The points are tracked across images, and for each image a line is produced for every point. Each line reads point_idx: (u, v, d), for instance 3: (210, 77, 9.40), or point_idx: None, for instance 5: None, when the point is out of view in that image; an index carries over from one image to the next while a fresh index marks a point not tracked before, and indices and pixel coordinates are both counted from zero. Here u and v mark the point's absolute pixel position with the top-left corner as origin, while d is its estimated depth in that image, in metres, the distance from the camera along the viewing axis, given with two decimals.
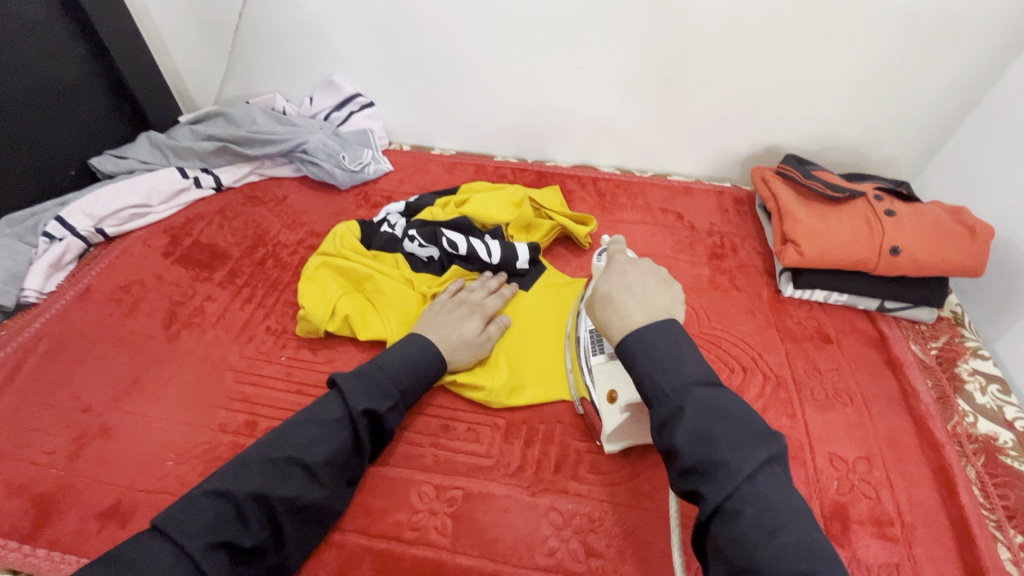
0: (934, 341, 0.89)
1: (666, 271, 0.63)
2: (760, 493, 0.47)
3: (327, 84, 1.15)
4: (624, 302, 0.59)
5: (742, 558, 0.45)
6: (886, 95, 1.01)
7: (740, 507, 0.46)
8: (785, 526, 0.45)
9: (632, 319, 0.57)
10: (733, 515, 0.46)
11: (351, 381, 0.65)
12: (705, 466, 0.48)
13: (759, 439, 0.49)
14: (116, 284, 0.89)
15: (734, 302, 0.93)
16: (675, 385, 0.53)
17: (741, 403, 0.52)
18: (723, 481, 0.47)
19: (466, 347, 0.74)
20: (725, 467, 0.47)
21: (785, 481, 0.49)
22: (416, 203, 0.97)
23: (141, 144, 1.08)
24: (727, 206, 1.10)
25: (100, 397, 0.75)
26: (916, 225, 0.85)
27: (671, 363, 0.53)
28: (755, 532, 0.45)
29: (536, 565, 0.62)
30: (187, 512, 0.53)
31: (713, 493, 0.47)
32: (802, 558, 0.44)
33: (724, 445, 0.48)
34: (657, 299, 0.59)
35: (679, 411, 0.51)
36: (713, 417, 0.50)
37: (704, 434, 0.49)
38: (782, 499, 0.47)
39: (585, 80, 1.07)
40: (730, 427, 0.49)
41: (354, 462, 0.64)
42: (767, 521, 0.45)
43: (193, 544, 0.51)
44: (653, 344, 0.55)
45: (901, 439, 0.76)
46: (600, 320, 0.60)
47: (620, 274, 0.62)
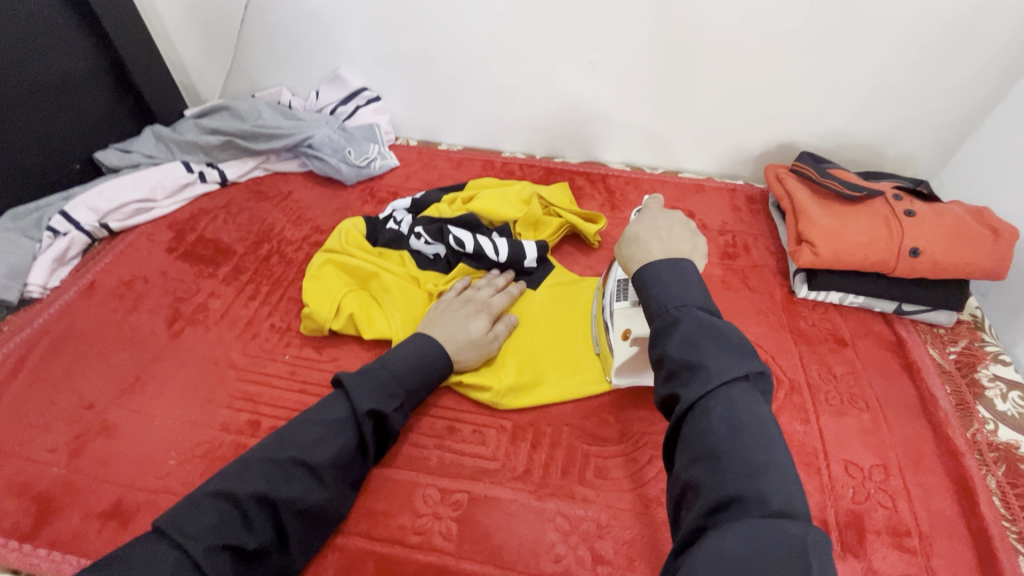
0: (953, 345, 0.86)
1: (694, 224, 0.62)
2: (734, 398, 0.44)
3: (333, 78, 1.14)
4: (648, 239, 0.58)
5: (702, 449, 0.43)
6: (905, 91, 0.98)
7: (711, 408, 0.44)
8: (751, 434, 0.43)
9: (651, 254, 0.57)
10: (703, 413, 0.44)
11: (356, 380, 0.64)
12: (686, 370, 0.47)
13: (744, 355, 0.47)
14: (120, 279, 0.89)
15: (746, 303, 0.90)
16: (676, 300, 0.51)
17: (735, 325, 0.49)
18: (701, 382, 0.45)
19: (472, 347, 0.73)
20: (704, 371, 0.46)
21: (762, 399, 0.46)
22: (423, 199, 0.96)
23: (146, 138, 1.07)
24: (739, 205, 1.08)
25: (102, 394, 0.74)
26: (937, 225, 0.82)
27: (682, 285, 0.52)
28: (723, 430, 0.43)
29: (543, 572, 0.61)
30: (190, 514, 0.52)
31: (689, 394, 0.46)
32: (761, 459, 0.42)
33: (709, 352, 0.47)
34: (682, 243, 0.58)
35: (674, 323, 0.49)
36: (704, 330, 0.48)
37: (694, 342, 0.47)
38: (756, 409, 0.44)
39: (595, 75, 1.05)
40: (720, 340, 0.47)
41: (358, 463, 0.63)
42: (735, 424, 0.43)
43: (195, 546, 0.50)
44: (668, 273, 0.53)
45: (918, 446, 0.74)
46: (621, 256, 0.60)
47: (650, 219, 0.62)
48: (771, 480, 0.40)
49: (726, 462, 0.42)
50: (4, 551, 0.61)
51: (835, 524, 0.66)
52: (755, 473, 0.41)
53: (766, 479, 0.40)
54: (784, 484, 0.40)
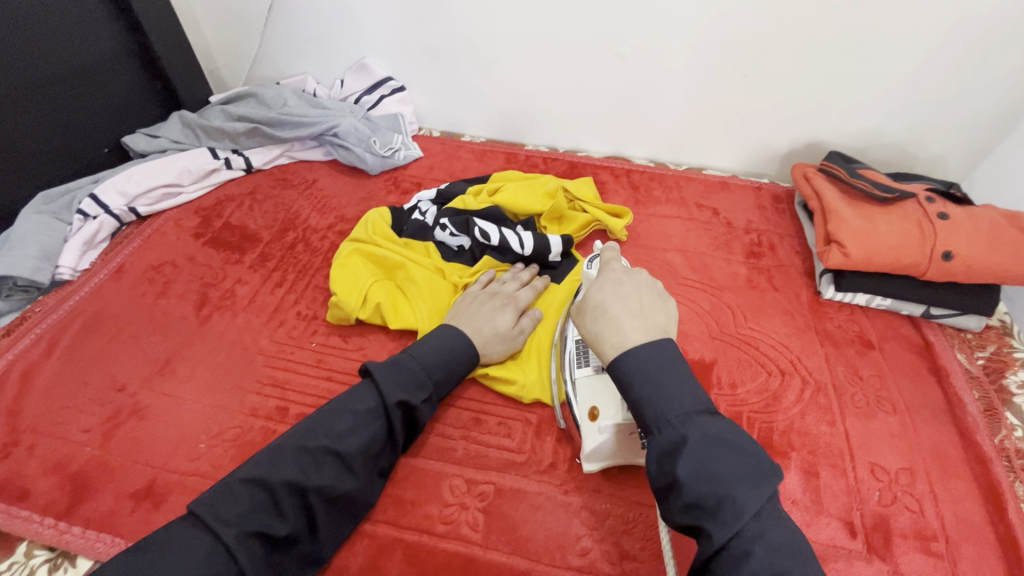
0: (981, 350, 0.85)
1: (661, 285, 0.62)
2: (767, 534, 0.45)
3: (359, 67, 1.13)
4: (619, 317, 0.57)
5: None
6: (940, 92, 0.97)
7: (749, 549, 0.45)
8: (796, 572, 0.44)
9: (627, 337, 0.55)
10: (741, 556, 0.44)
11: (385, 371, 0.64)
12: (710, 504, 0.46)
13: (761, 474, 0.47)
14: (149, 264, 0.89)
15: (772, 303, 0.90)
16: (678, 413, 0.50)
17: (741, 435, 0.50)
18: (730, 519, 0.45)
19: (499, 340, 0.73)
20: (732, 503, 0.46)
21: (785, 518, 0.47)
22: (448, 191, 0.96)
23: (174, 123, 1.08)
24: (765, 203, 1.07)
25: (133, 376, 0.75)
26: (971, 230, 0.81)
27: (673, 389, 0.51)
28: (766, 574, 0.43)
29: (569, 565, 0.61)
30: (224, 499, 0.53)
31: (720, 532, 0.45)
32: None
33: (729, 480, 0.47)
34: (654, 316, 0.57)
35: (681, 442, 0.49)
36: (718, 453, 0.48)
37: (709, 471, 0.47)
38: (785, 535, 0.46)
39: (623, 69, 1.04)
40: (734, 461, 0.48)
41: (386, 452, 0.63)
42: (777, 562, 0.44)
43: (229, 532, 0.50)
44: (652, 370, 0.52)
45: (946, 451, 0.74)
46: (590, 334, 0.58)
47: (615, 284, 0.60)
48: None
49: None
50: (40, 528, 0.62)
51: (861, 526, 0.66)
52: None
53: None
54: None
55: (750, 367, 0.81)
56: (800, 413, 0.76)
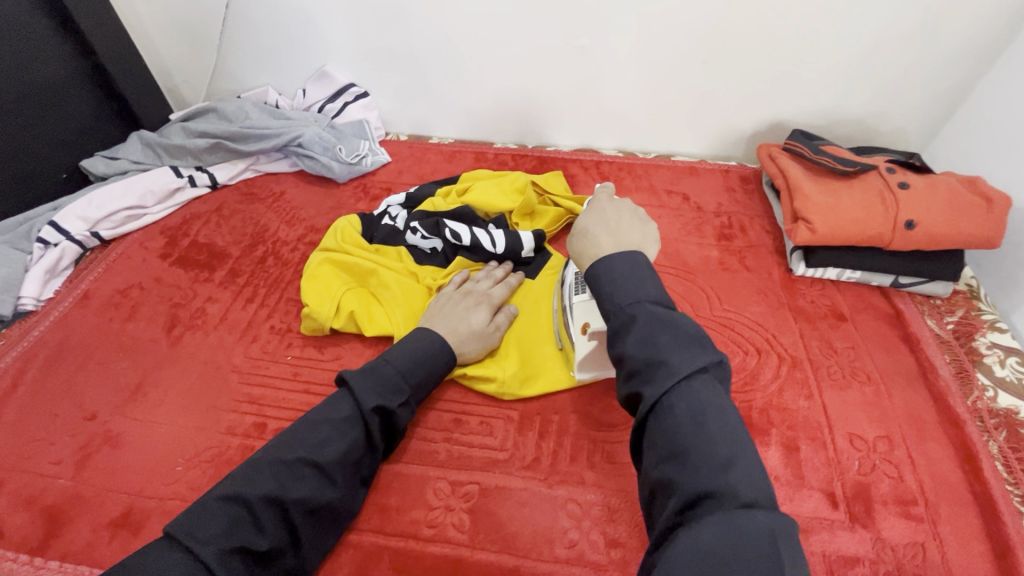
0: (951, 315, 0.87)
1: (645, 213, 0.63)
2: (695, 392, 0.46)
3: (319, 75, 1.12)
4: (597, 233, 0.59)
5: (669, 446, 0.45)
6: (896, 65, 0.98)
7: (674, 404, 0.46)
8: (716, 424, 0.45)
9: (602, 249, 0.58)
10: (667, 410, 0.46)
11: (361, 378, 0.63)
12: (646, 369, 0.48)
13: (699, 346, 0.48)
14: (115, 288, 0.88)
15: (744, 283, 0.91)
16: (631, 298, 0.52)
17: (689, 319, 0.51)
18: (662, 379, 0.47)
19: (474, 338, 0.73)
20: (665, 367, 0.47)
21: (720, 386, 0.48)
22: (416, 194, 0.95)
23: (133, 143, 1.05)
24: (733, 185, 1.08)
25: (104, 404, 0.74)
26: (932, 198, 0.83)
27: (637, 278, 0.54)
28: (687, 426, 0.45)
29: (557, 558, 0.61)
30: (199, 518, 0.51)
31: (651, 392, 0.47)
32: (726, 446, 0.44)
33: (668, 348, 0.48)
34: (630, 233, 0.59)
35: (631, 321, 0.51)
36: (659, 325, 0.49)
37: (650, 339, 0.49)
38: (715, 398, 0.46)
39: (585, 61, 1.04)
40: (674, 334, 0.49)
41: (367, 460, 0.63)
42: (698, 414, 0.45)
43: (206, 551, 0.49)
44: (619, 265, 0.55)
45: (922, 416, 0.75)
46: (573, 252, 0.61)
47: (599, 210, 0.63)
48: (739, 469, 0.42)
49: (693, 459, 0.43)
50: (15, 566, 0.60)
51: (842, 496, 0.67)
52: (723, 462, 0.42)
53: (733, 469, 0.42)
54: (750, 469, 0.43)
55: (726, 348, 0.82)
56: (777, 390, 0.77)
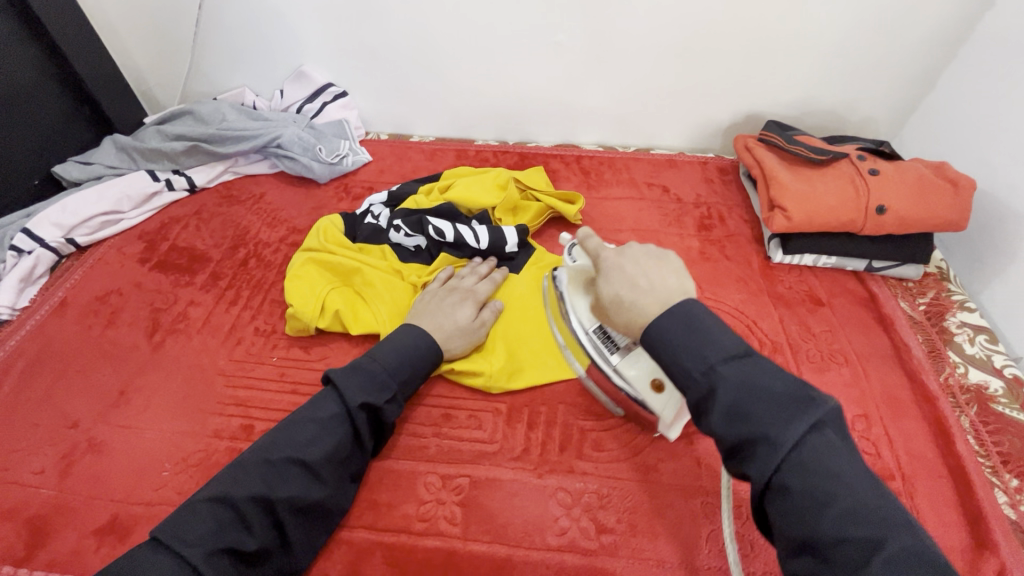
0: (922, 296, 0.90)
1: (656, 248, 0.62)
2: (809, 465, 0.44)
3: (297, 75, 1.11)
4: (634, 299, 0.56)
5: (800, 536, 0.43)
6: (864, 55, 1.01)
7: (790, 484, 0.44)
8: (842, 497, 0.42)
9: (648, 313, 0.55)
10: (783, 491, 0.44)
11: (346, 376, 0.63)
12: (746, 447, 0.46)
13: (799, 406, 0.45)
14: (93, 294, 0.86)
15: (724, 271, 0.93)
16: (701, 366, 0.49)
17: (776, 372, 0.48)
18: (767, 457, 0.45)
19: (460, 334, 0.73)
20: (767, 444, 0.45)
21: (839, 442, 0.45)
22: (399, 192, 0.95)
23: (107, 148, 1.03)
24: (712, 176, 1.10)
25: (86, 411, 0.72)
26: (901, 184, 0.85)
27: (699, 341, 0.50)
28: (809, 506, 0.43)
29: (549, 546, 0.62)
30: (186, 521, 0.52)
31: (758, 473, 0.45)
32: (867, 525, 0.41)
33: (764, 421, 0.45)
34: (663, 282, 0.56)
35: (711, 394, 0.48)
36: (747, 393, 0.47)
37: (741, 413, 0.46)
38: (836, 467, 0.43)
39: (563, 57, 1.05)
40: (767, 401, 0.46)
41: (355, 457, 0.63)
42: (819, 491, 0.43)
43: (194, 552, 0.49)
44: (673, 330, 0.52)
45: (897, 394, 0.77)
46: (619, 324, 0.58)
47: (617, 269, 0.60)
48: (889, 551, 0.40)
49: (832, 551, 0.41)
50: None
51: None
52: (869, 548, 0.40)
53: (880, 552, 0.40)
54: (902, 547, 0.40)
55: None
56: None
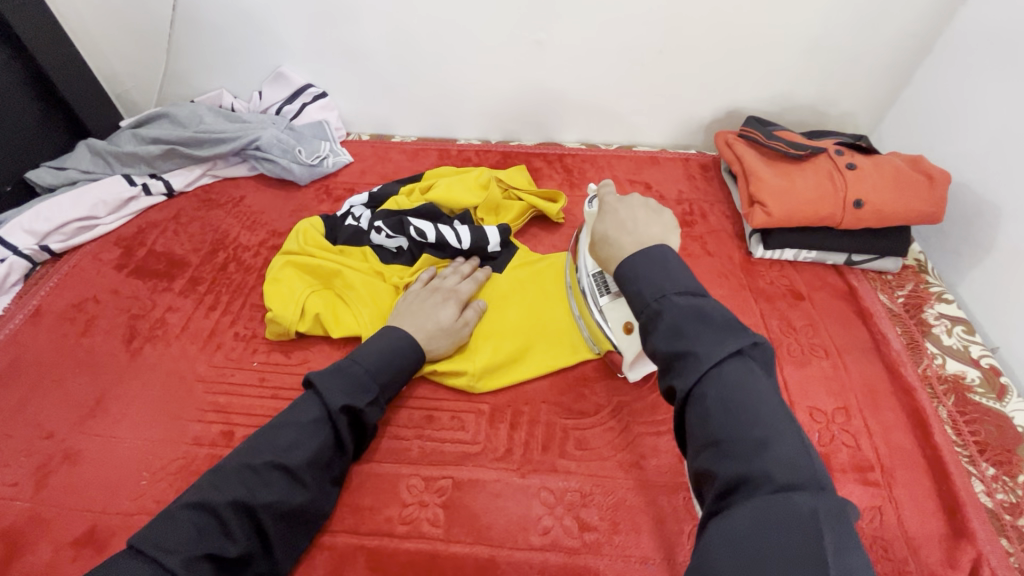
0: (901, 289, 0.91)
1: (653, 204, 0.65)
2: (726, 376, 0.45)
3: (275, 76, 1.10)
4: (619, 237, 0.60)
5: (705, 437, 0.44)
6: (842, 50, 1.02)
7: (705, 393, 0.45)
8: (750, 407, 0.44)
9: (625, 250, 0.58)
10: (699, 399, 0.45)
11: (328, 379, 0.63)
12: (675, 360, 0.48)
13: (732, 332, 0.47)
14: (69, 302, 0.85)
15: (706, 268, 0.93)
16: (655, 293, 0.51)
17: (723, 308, 0.49)
18: (690, 369, 0.46)
19: (443, 335, 0.73)
20: (693, 358, 0.46)
21: (762, 373, 0.46)
22: (380, 193, 0.95)
23: (81, 152, 1.01)
24: (694, 173, 1.10)
25: (62, 421, 0.71)
26: (878, 177, 0.86)
27: (659, 272, 0.52)
28: (717, 411, 0.44)
29: (532, 545, 0.62)
30: (165, 528, 0.51)
31: (682, 384, 0.46)
32: (763, 428, 0.43)
33: (695, 338, 0.47)
34: (649, 228, 0.60)
35: (657, 317, 0.50)
36: (688, 316, 0.48)
37: (676, 329, 0.48)
38: (750, 382, 0.45)
39: (543, 55, 1.05)
40: (704, 323, 0.47)
41: (338, 461, 0.62)
42: (731, 399, 0.44)
43: (172, 559, 0.49)
44: (643, 263, 0.54)
45: (877, 386, 0.78)
46: (600, 258, 0.62)
47: (612, 213, 0.63)
48: (775, 450, 0.42)
49: (729, 448, 0.43)
50: None
51: None
52: (758, 446, 0.42)
53: (769, 451, 0.41)
54: (787, 453, 0.42)
55: None
56: None
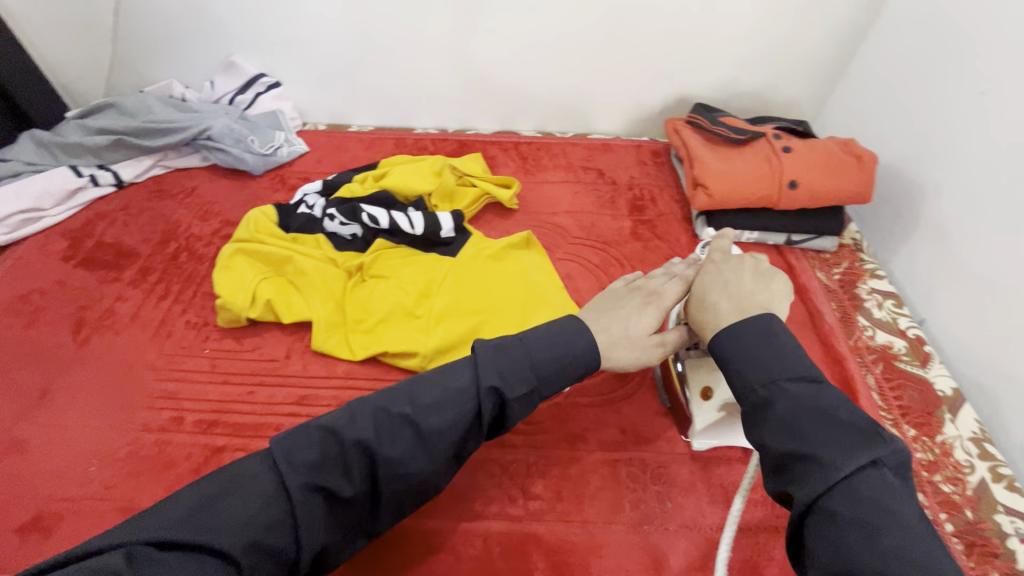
0: (837, 267, 0.96)
1: (766, 267, 0.63)
2: (860, 490, 0.43)
3: (227, 66, 1.09)
4: (716, 301, 0.60)
5: (837, 562, 0.41)
6: (782, 39, 1.06)
7: (835, 510, 0.43)
8: (892, 533, 0.41)
9: (724, 316, 0.58)
10: (828, 515, 0.43)
11: (489, 352, 0.57)
12: (796, 462, 0.46)
13: (864, 439, 0.45)
14: (13, 294, 0.83)
15: (654, 250, 0.96)
16: (763, 379, 0.51)
17: (846, 405, 0.48)
18: (817, 478, 0.44)
19: (628, 345, 0.62)
20: (819, 464, 0.45)
21: (898, 485, 0.44)
22: (333, 181, 0.96)
23: (24, 143, 0.98)
24: (645, 159, 1.13)
25: (6, 412, 0.71)
26: (811, 159, 0.90)
27: (766, 356, 0.52)
28: (854, 534, 0.41)
29: (477, 514, 0.64)
30: (299, 443, 0.50)
31: (804, 492, 0.45)
32: (910, 563, 0.39)
33: (818, 441, 0.46)
34: (753, 294, 0.59)
35: (768, 404, 0.50)
36: (807, 411, 0.48)
37: (795, 427, 0.47)
38: (888, 501, 0.42)
39: (496, 43, 1.06)
40: (827, 424, 0.46)
41: (470, 440, 0.55)
42: (867, 521, 0.41)
43: (294, 479, 0.48)
44: (743, 336, 0.54)
45: (810, 356, 0.83)
46: (695, 322, 0.61)
47: (715, 273, 0.63)
48: None
49: None
50: None
51: None
52: None
53: None
54: None
55: None
56: None
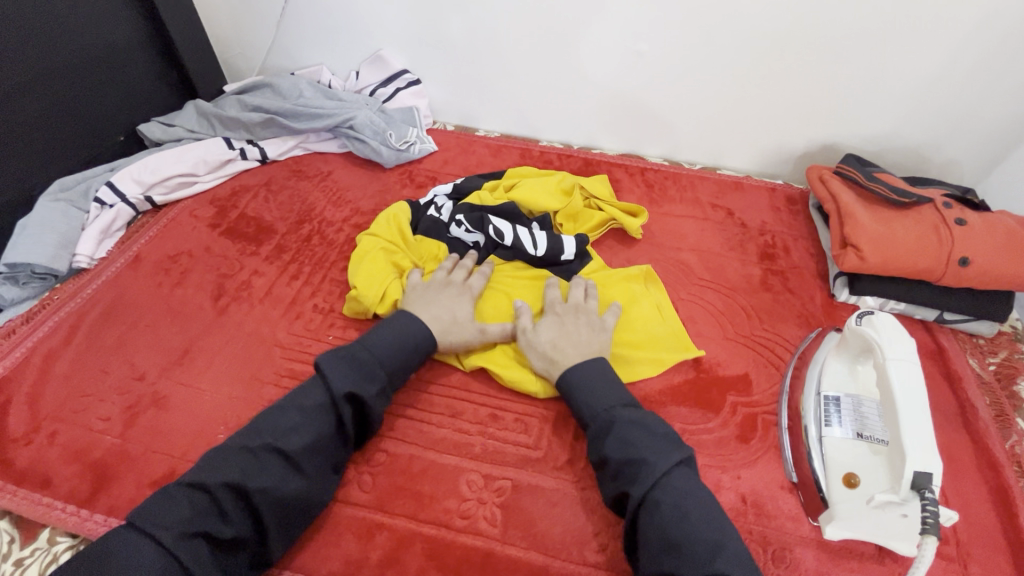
0: (993, 356, 0.86)
1: (601, 318, 0.75)
2: (674, 484, 0.56)
3: (374, 59, 1.12)
4: (565, 347, 0.70)
5: (665, 541, 0.53)
6: (957, 95, 0.97)
7: (660, 499, 0.55)
8: (696, 513, 0.54)
9: (570, 359, 0.69)
10: (655, 507, 0.55)
11: (334, 361, 0.64)
12: (629, 467, 0.58)
13: (673, 446, 0.59)
14: (165, 254, 0.89)
15: (785, 305, 0.90)
16: (605, 405, 0.64)
17: (654, 417, 0.63)
18: (646, 477, 0.56)
19: (457, 329, 0.73)
20: (646, 466, 0.57)
21: (694, 478, 0.58)
22: (463, 185, 0.96)
23: (189, 112, 1.07)
24: (779, 205, 1.07)
25: (151, 365, 0.75)
26: (988, 237, 0.81)
27: (604, 389, 0.65)
28: (674, 518, 0.54)
29: (586, 561, 0.62)
30: (163, 504, 0.53)
31: (637, 490, 0.56)
32: (712, 535, 0.53)
33: (644, 448, 0.58)
34: (590, 342, 0.71)
35: (609, 423, 0.62)
36: (634, 426, 0.61)
37: (628, 440, 0.60)
38: (693, 491, 0.56)
39: (643, 67, 1.04)
40: (649, 436, 0.60)
41: (339, 448, 0.63)
42: (683, 511, 0.54)
43: (167, 535, 0.50)
44: (588, 376, 0.67)
45: (959, 456, 0.74)
46: (543, 365, 0.71)
47: (560, 323, 0.73)
48: (726, 553, 0.52)
49: (686, 549, 0.52)
50: (63, 515, 0.63)
51: None
52: (714, 551, 0.52)
53: (722, 552, 0.52)
54: (735, 548, 0.53)
55: (763, 370, 0.81)
56: None
